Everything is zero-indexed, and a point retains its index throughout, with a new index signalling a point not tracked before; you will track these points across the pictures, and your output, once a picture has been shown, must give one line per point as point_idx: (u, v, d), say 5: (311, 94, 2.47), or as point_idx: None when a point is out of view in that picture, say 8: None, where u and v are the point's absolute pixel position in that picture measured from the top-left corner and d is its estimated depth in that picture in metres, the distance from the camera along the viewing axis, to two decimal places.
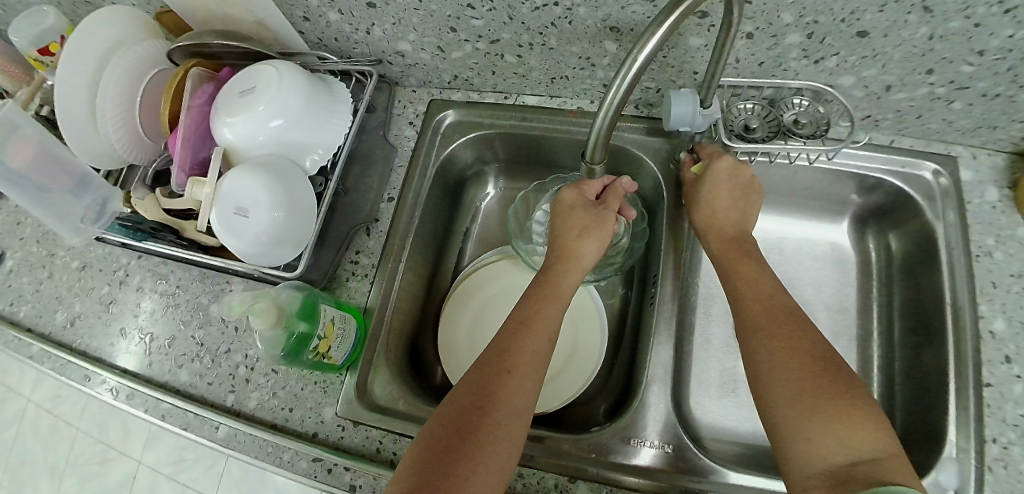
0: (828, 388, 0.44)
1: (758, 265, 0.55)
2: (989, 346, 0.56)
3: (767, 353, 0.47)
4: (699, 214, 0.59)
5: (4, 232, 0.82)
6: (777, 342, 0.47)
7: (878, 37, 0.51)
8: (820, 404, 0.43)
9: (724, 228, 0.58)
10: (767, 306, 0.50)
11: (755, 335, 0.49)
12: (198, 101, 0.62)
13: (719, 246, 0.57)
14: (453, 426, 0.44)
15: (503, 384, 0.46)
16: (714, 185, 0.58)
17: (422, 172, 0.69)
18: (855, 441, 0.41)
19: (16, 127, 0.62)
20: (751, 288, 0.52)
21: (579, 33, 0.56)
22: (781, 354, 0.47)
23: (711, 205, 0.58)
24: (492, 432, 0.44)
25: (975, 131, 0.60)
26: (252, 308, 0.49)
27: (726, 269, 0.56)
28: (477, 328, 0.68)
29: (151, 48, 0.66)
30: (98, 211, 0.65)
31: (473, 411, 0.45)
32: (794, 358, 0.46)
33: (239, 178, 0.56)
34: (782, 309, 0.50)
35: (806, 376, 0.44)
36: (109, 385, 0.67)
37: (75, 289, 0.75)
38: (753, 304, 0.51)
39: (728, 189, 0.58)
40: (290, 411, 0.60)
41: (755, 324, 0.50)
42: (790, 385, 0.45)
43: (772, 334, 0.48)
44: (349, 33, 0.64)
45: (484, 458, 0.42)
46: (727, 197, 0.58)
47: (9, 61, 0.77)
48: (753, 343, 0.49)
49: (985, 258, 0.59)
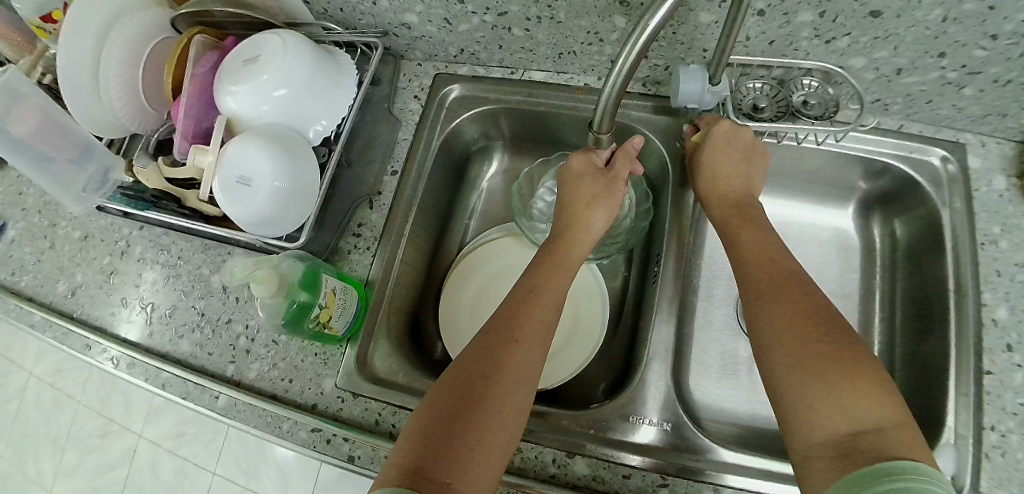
0: (834, 355, 0.43)
1: (763, 232, 0.54)
2: (990, 334, 0.55)
3: (774, 321, 0.47)
4: (704, 185, 0.59)
5: (6, 203, 0.82)
6: (784, 309, 0.47)
7: (891, 17, 0.51)
8: (827, 371, 0.42)
9: (727, 192, 0.58)
10: (774, 274, 0.50)
11: (762, 300, 0.49)
12: (202, 70, 0.61)
13: (721, 210, 0.58)
14: (460, 392, 0.44)
15: (511, 349, 0.46)
16: (716, 151, 0.58)
17: (426, 147, 0.68)
18: (861, 410, 0.41)
19: (18, 96, 0.62)
20: (756, 255, 0.52)
21: (588, 6, 0.55)
22: (788, 321, 0.46)
23: (713, 174, 0.58)
24: (499, 400, 0.44)
25: (985, 118, 0.60)
26: (254, 276, 0.49)
27: (731, 241, 0.55)
28: (477, 306, 0.68)
29: (156, 17, 0.65)
30: (100, 180, 0.66)
31: (480, 377, 0.44)
32: (797, 322, 0.46)
33: (244, 146, 0.55)
34: (787, 275, 0.50)
35: (813, 345, 0.44)
36: (110, 355, 0.67)
37: (77, 259, 0.74)
38: (760, 270, 0.51)
39: (732, 159, 0.58)
40: (290, 382, 0.60)
41: (758, 291, 0.49)
42: (794, 352, 0.44)
43: (777, 300, 0.48)
44: (356, 3, 0.63)
45: (490, 425, 0.43)
46: (733, 166, 0.58)
47: (12, 28, 0.76)
48: (762, 306, 0.48)
49: (990, 246, 0.58)
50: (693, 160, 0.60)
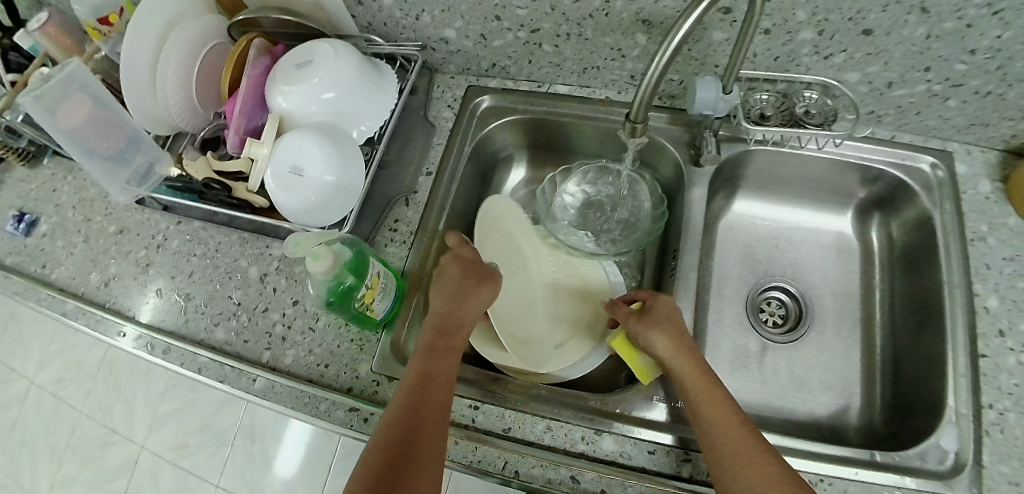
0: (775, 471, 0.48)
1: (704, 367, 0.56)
2: (984, 320, 0.60)
3: (716, 446, 0.51)
4: (661, 339, 0.57)
5: (39, 198, 0.84)
6: (729, 427, 0.51)
7: (882, 35, 0.58)
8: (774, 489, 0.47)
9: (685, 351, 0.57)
10: (709, 391, 0.54)
11: (694, 397, 0.54)
12: (257, 71, 0.65)
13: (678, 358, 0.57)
14: (399, 423, 0.51)
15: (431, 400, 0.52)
16: (666, 311, 0.60)
17: (459, 151, 0.73)
18: None
19: (68, 89, 0.64)
20: (702, 388, 0.54)
21: (614, 24, 0.62)
22: (734, 439, 0.51)
23: (665, 328, 0.58)
24: (433, 429, 0.51)
25: (969, 128, 0.67)
26: (312, 252, 0.53)
27: (684, 386, 0.55)
28: (503, 260, 0.73)
29: (213, 23, 0.70)
30: (143, 175, 0.70)
31: (414, 407, 0.51)
32: (744, 441, 0.50)
33: (297, 140, 0.60)
34: (721, 393, 0.54)
35: (758, 462, 0.49)
36: (143, 340, 0.68)
37: (112, 252, 0.77)
38: (700, 387, 0.54)
39: (676, 318, 0.59)
40: (326, 367, 0.63)
41: (702, 407, 0.53)
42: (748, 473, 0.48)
43: (720, 416, 0.52)
44: (400, 18, 0.69)
45: (421, 462, 0.49)
46: (675, 320, 0.59)
47: (63, 31, 0.79)
48: (703, 426, 0.52)
49: (979, 243, 0.64)
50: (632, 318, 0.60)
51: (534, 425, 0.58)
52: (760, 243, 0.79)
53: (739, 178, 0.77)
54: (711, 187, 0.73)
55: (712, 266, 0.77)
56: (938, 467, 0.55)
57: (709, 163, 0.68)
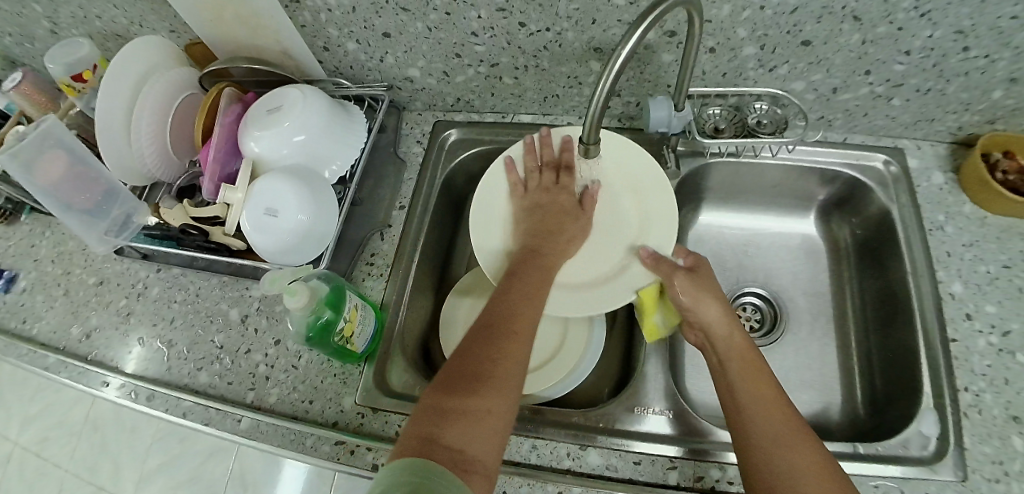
0: (802, 445, 0.48)
1: (749, 342, 0.56)
2: (951, 306, 0.62)
3: (757, 413, 0.51)
4: (707, 307, 0.58)
5: (18, 255, 0.85)
6: (763, 398, 0.51)
7: (820, 44, 0.61)
8: (797, 462, 0.47)
9: (728, 325, 0.57)
10: (749, 363, 0.54)
11: (731, 364, 0.55)
12: (229, 118, 0.68)
13: (722, 326, 0.57)
14: (469, 356, 0.50)
15: (514, 330, 0.52)
16: (709, 281, 0.60)
17: (431, 182, 0.76)
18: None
19: (45, 145, 0.66)
20: (744, 362, 0.55)
21: (568, 54, 0.65)
22: (767, 410, 0.51)
23: (712, 297, 0.58)
24: (507, 360, 0.49)
25: (916, 124, 0.70)
26: (287, 289, 0.54)
27: (725, 356, 0.56)
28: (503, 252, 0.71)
29: (186, 76, 0.73)
30: (121, 224, 0.72)
31: (490, 337, 0.51)
32: (778, 413, 0.50)
33: (270, 183, 0.61)
34: (761, 368, 0.54)
35: (788, 432, 0.49)
36: (127, 389, 0.68)
37: (92, 303, 0.77)
38: (739, 359, 0.55)
39: (718, 292, 0.59)
40: (311, 403, 0.63)
41: (739, 376, 0.54)
42: (774, 440, 0.49)
43: (756, 387, 0.52)
44: (365, 61, 0.73)
45: (493, 386, 0.47)
46: (720, 289, 0.60)
47: (36, 89, 0.82)
48: (737, 388, 0.53)
49: (938, 232, 0.67)
50: (682, 274, 0.59)
51: (520, 445, 0.58)
52: (730, 251, 0.81)
53: (703, 190, 0.80)
54: None
55: None
56: (920, 454, 0.56)
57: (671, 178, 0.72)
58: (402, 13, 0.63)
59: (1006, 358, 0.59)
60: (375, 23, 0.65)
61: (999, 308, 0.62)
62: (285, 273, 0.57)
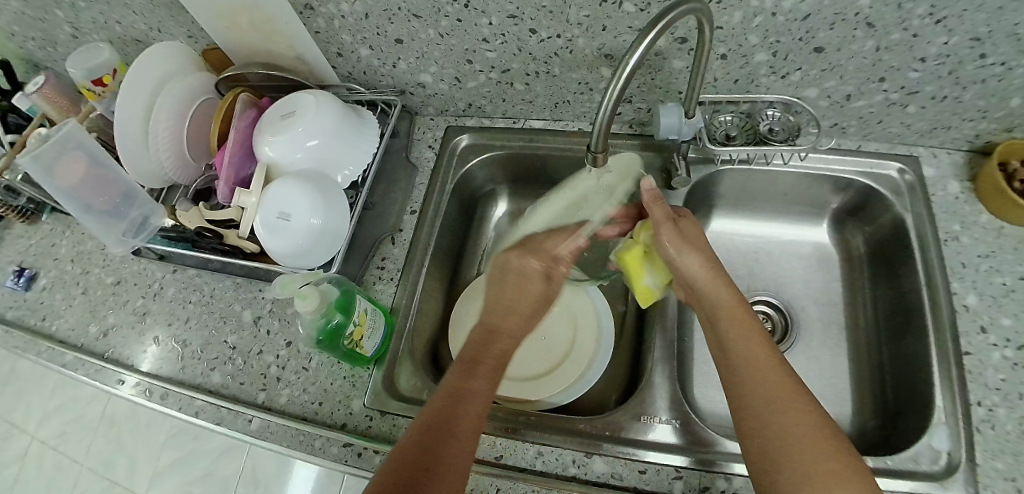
0: (779, 380, 0.49)
1: (732, 288, 0.58)
2: (965, 318, 0.61)
3: (737, 352, 0.52)
4: (689, 256, 0.60)
5: (39, 254, 0.87)
6: (742, 338, 0.53)
7: (833, 51, 0.61)
8: (774, 394, 0.48)
9: (711, 274, 0.59)
10: (731, 308, 0.56)
11: (716, 310, 0.56)
12: (244, 124, 0.69)
13: (704, 275, 0.59)
14: (434, 415, 0.50)
15: (474, 392, 0.52)
16: (693, 233, 0.62)
17: (441, 187, 0.76)
18: (798, 423, 0.46)
19: (65, 148, 0.68)
20: (726, 307, 0.56)
21: (579, 61, 0.65)
22: (747, 348, 0.52)
23: (694, 248, 0.60)
24: (465, 418, 0.50)
25: (932, 133, 0.69)
26: (299, 293, 0.55)
27: (709, 305, 0.57)
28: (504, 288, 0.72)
29: (202, 81, 0.74)
30: (139, 225, 0.73)
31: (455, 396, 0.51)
32: (756, 350, 0.52)
33: (282, 188, 0.62)
34: (741, 311, 0.55)
35: (766, 369, 0.50)
36: (142, 387, 0.70)
37: (110, 302, 0.79)
38: (722, 306, 0.56)
39: (701, 242, 0.61)
40: (320, 405, 0.64)
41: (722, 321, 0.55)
42: (753, 376, 0.50)
43: (737, 329, 0.54)
44: (378, 67, 0.73)
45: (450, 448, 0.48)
46: (706, 242, 0.61)
47: (59, 92, 0.84)
48: (720, 332, 0.55)
49: (953, 242, 0.66)
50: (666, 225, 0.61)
51: (525, 451, 0.59)
52: (740, 258, 0.81)
53: (714, 197, 0.79)
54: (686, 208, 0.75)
55: None
56: (930, 468, 0.55)
57: (681, 185, 0.72)
58: (414, 20, 0.64)
59: (1021, 372, 0.58)
60: (388, 29, 0.66)
61: (1015, 321, 0.61)
62: (296, 277, 0.58)
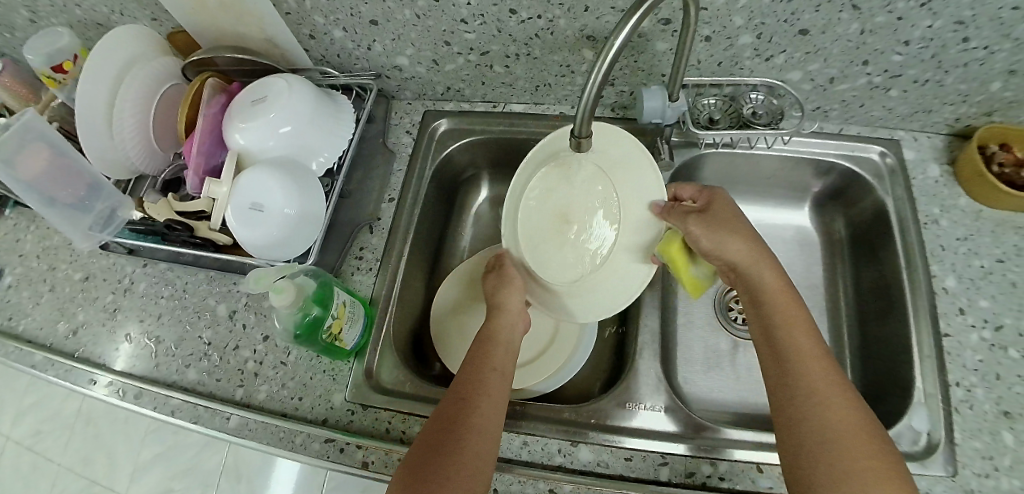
0: (830, 380, 0.49)
1: (780, 279, 0.55)
2: (944, 301, 0.62)
3: (787, 346, 0.51)
4: (730, 246, 0.55)
5: (0, 249, 0.83)
6: (792, 333, 0.51)
7: (818, 33, 0.60)
8: (825, 394, 0.48)
9: (756, 262, 0.55)
10: (780, 301, 0.54)
11: (762, 300, 0.54)
12: (213, 110, 0.66)
13: (744, 261, 0.55)
14: (453, 405, 0.52)
15: (489, 378, 0.54)
16: (729, 217, 0.57)
17: (420, 174, 0.74)
18: (844, 424, 0.46)
19: (26, 139, 0.65)
20: (775, 298, 0.54)
21: (560, 42, 0.64)
22: (797, 343, 0.51)
23: (733, 232, 0.56)
24: (485, 406, 0.52)
25: (912, 116, 0.69)
26: (274, 286, 0.53)
27: (757, 295, 0.55)
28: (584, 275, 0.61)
29: (167, 65, 0.71)
30: (107, 219, 0.70)
31: (473, 385, 0.53)
32: (803, 346, 0.51)
33: (255, 177, 0.60)
34: (789, 304, 0.54)
35: (816, 367, 0.49)
36: (115, 386, 0.68)
37: (78, 299, 0.76)
38: (773, 297, 0.54)
39: (741, 225, 0.57)
40: (301, 400, 0.62)
41: (769, 312, 0.53)
42: (804, 372, 0.49)
43: (786, 323, 0.52)
44: (352, 49, 0.71)
45: (470, 437, 0.49)
46: (747, 225, 0.57)
47: (18, 80, 0.80)
48: (768, 323, 0.53)
49: (933, 225, 0.66)
50: (701, 218, 0.56)
51: (511, 441, 0.58)
52: None
53: (697, 182, 0.79)
54: None
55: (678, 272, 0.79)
56: (911, 449, 0.56)
57: (664, 170, 0.70)
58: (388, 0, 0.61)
59: (998, 352, 0.59)
60: (361, 10, 0.63)
61: (992, 303, 0.62)
62: (266, 270, 0.56)
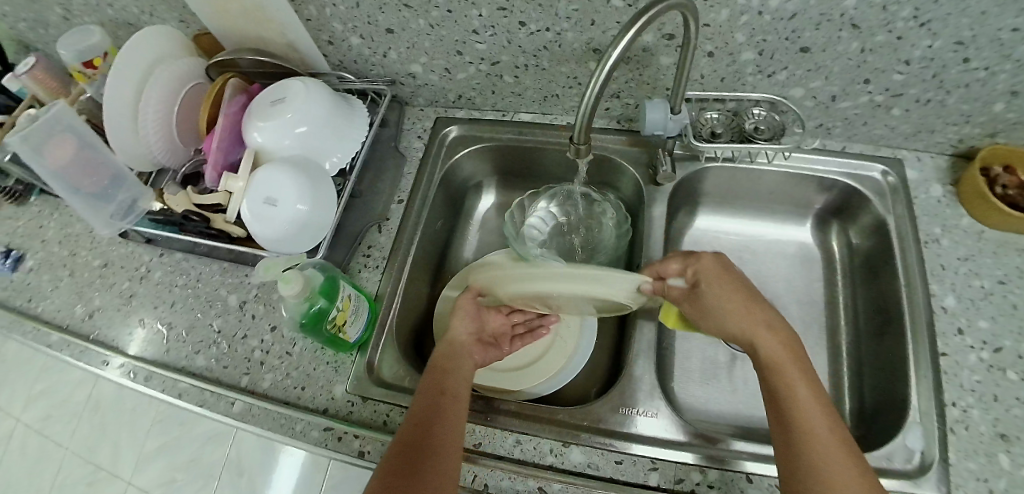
0: (832, 431, 0.49)
1: (783, 335, 0.55)
2: (943, 320, 0.62)
3: (790, 401, 0.51)
4: (727, 315, 0.56)
5: (26, 235, 0.87)
6: (794, 387, 0.51)
7: (819, 51, 0.61)
8: (828, 445, 0.48)
9: (757, 323, 0.55)
10: (782, 356, 0.53)
11: (766, 358, 0.54)
12: (233, 109, 0.69)
13: (743, 324, 0.55)
14: (417, 424, 0.53)
15: (449, 395, 0.55)
16: (720, 282, 0.57)
17: (429, 178, 0.77)
18: (848, 475, 0.46)
19: (55, 129, 0.68)
20: (781, 355, 0.53)
21: (567, 54, 0.66)
22: (798, 395, 0.51)
23: (728, 300, 0.56)
24: (447, 422, 0.53)
25: (915, 136, 0.70)
26: (282, 277, 0.55)
27: (761, 355, 0.54)
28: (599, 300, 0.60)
29: (192, 65, 0.75)
30: (127, 209, 0.74)
31: (434, 403, 0.54)
32: (806, 398, 0.51)
33: (270, 173, 0.63)
34: (791, 358, 0.53)
35: (819, 418, 0.49)
36: (127, 368, 0.70)
37: (96, 284, 0.79)
38: (776, 355, 0.54)
39: (735, 287, 0.56)
40: (303, 390, 0.64)
41: (772, 369, 0.53)
42: (806, 424, 0.49)
43: (789, 379, 0.52)
44: (368, 56, 0.74)
45: (436, 454, 0.50)
46: (744, 284, 0.57)
47: (48, 74, 0.84)
48: (772, 380, 0.53)
49: (934, 245, 0.67)
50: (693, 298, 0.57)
51: (504, 440, 0.59)
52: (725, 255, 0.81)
53: (700, 194, 0.80)
54: (672, 204, 0.76)
55: None
56: (904, 466, 0.56)
57: (666, 181, 0.72)
58: (404, 9, 0.64)
59: (996, 374, 0.59)
60: (379, 19, 0.66)
61: (991, 324, 0.61)
62: (273, 260, 0.58)
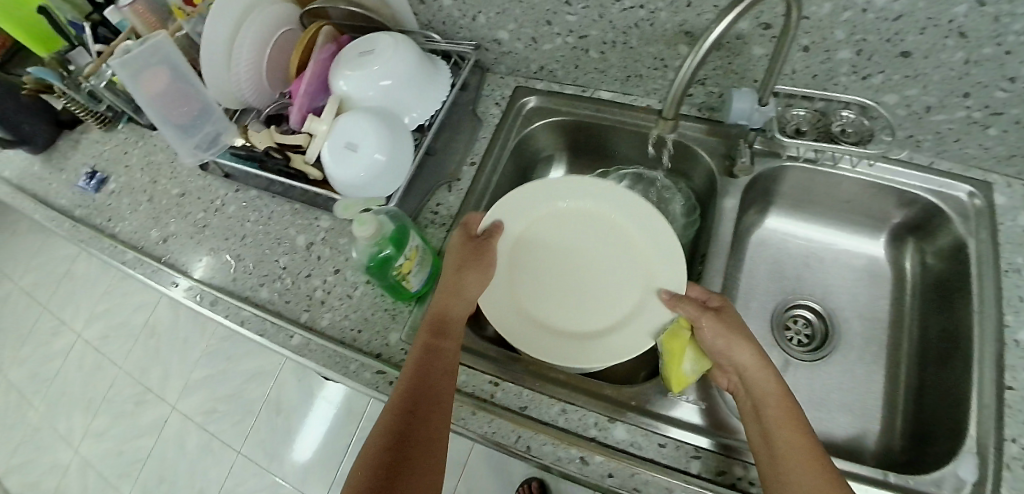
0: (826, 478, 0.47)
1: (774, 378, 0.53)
2: (1013, 354, 0.58)
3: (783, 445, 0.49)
4: (733, 349, 0.54)
5: (112, 160, 0.92)
6: (786, 431, 0.50)
7: (920, 58, 0.59)
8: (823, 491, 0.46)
9: (756, 363, 0.54)
10: (777, 402, 0.52)
11: (761, 401, 0.52)
12: (324, 56, 0.72)
13: (747, 363, 0.54)
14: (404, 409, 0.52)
15: (441, 380, 0.55)
16: (728, 318, 0.57)
17: (503, 145, 0.77)
18: None
19: (152, 58, 0.72)
20: (775, 400, 0.52)
21: (658, 34, 0.65)
22: (790, 439, 0.50)
23: (736, 334, 0.55)
24: (435, 411, 0.53)
25: (1011, 159, 0.66)
26: (358, 218, 0.57)
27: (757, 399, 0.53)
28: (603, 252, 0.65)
29: (289, 10, 0.77)
30: (210, 142, 0.77)
31: (423, 387, 0.54)
32: (799, 444, 0.49)
33: (353, 120, 0.64)
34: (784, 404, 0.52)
35: (812, 464, 0.48)
36: (195, 291, 0.74)
37: (172, 211, 0.83)
38: (770, 398, 0.52)
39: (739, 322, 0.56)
40: (359, 333, 0.66)
41: (766, 413, 0.52)
42: (800, 470, 0.48)
43: (783, 424, 0.51)
44: (457, 18, 0.74)
45: (423, 449, 0.51)
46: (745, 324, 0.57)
47: (148, 8, 0.88)
48: (764, 422, 0.51)
49: (1014, 274, 0.62)
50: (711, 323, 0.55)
51: (550, 407, 0.60)
52: (791, 260, 0.81)
53: (772, 195, 0.78)
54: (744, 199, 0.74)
55: (738, 280, 0.79)
56: None
57: (743, 173, 0.70)
58: None
59: None
60: None
61: None
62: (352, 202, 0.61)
